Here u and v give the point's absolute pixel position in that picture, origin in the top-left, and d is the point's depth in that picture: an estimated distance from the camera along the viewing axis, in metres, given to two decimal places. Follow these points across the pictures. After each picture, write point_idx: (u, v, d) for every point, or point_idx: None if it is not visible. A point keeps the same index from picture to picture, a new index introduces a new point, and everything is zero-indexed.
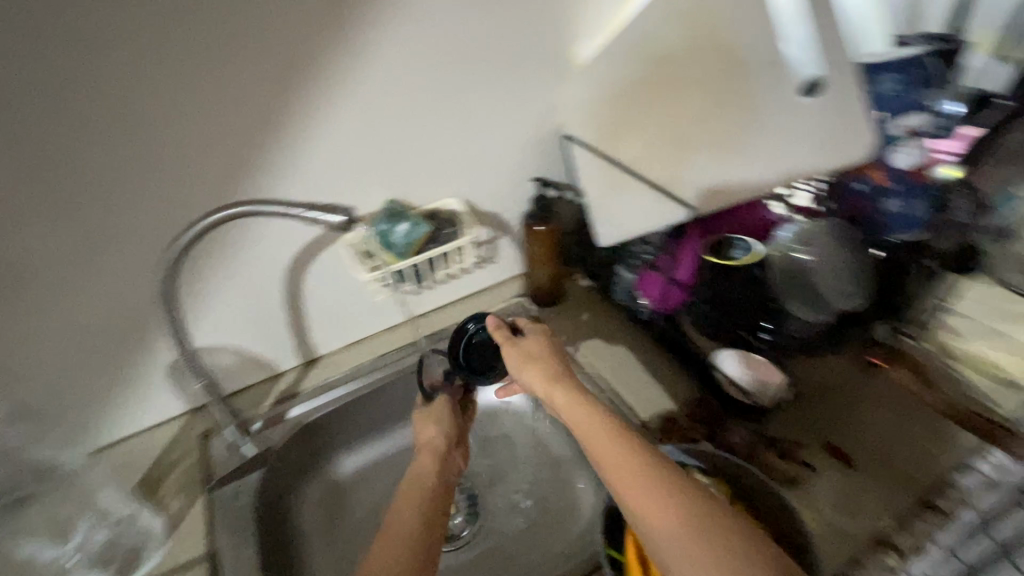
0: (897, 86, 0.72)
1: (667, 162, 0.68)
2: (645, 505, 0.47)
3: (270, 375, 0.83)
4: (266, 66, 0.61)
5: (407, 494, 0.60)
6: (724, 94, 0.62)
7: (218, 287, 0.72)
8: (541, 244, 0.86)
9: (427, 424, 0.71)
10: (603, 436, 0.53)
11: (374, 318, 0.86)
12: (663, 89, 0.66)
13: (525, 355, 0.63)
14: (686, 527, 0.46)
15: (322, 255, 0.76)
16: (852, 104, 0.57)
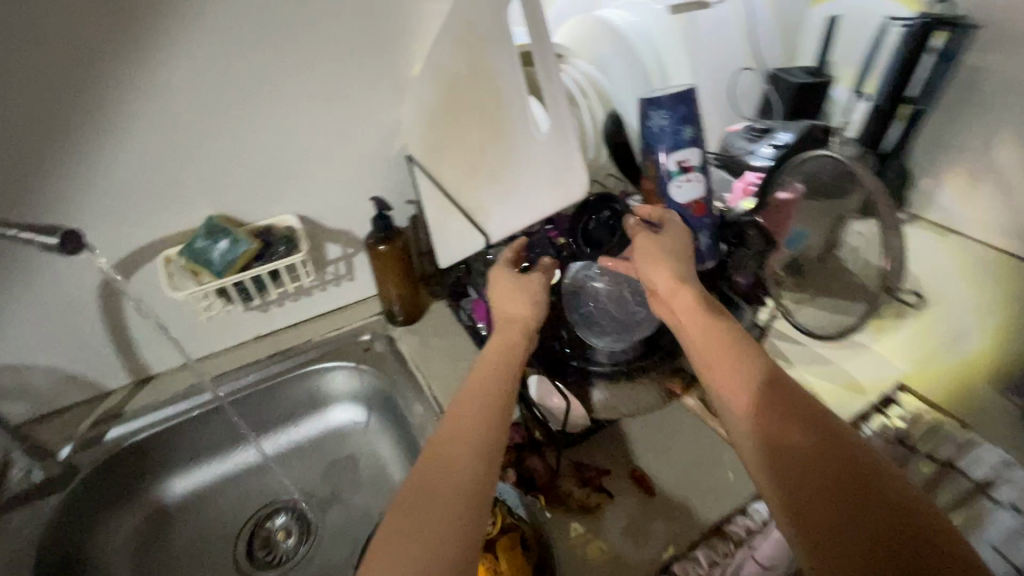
0: (670, 124, 0.59)
1: (467, 191, 0.66)
2: (773, 419, 0.45)
3: (95, 395, 0.80)
4: (39, 75, 0.57)
5: (489, 360, 0.57)
6: (491, 126, 0.60)
7: (15, 304, 0.68)
8: (389, 264, 0.85)
9: (516, 297, 0.63)
10: (712, 342, 0.51)
11: (212, 335, 0.84)
12: (456, 114, 0.64)
13: (654, 249, 0.58)
14: (806, 441, 0.42)
15: (140, 271, 0.73)
16: (567, 143, 0.53)
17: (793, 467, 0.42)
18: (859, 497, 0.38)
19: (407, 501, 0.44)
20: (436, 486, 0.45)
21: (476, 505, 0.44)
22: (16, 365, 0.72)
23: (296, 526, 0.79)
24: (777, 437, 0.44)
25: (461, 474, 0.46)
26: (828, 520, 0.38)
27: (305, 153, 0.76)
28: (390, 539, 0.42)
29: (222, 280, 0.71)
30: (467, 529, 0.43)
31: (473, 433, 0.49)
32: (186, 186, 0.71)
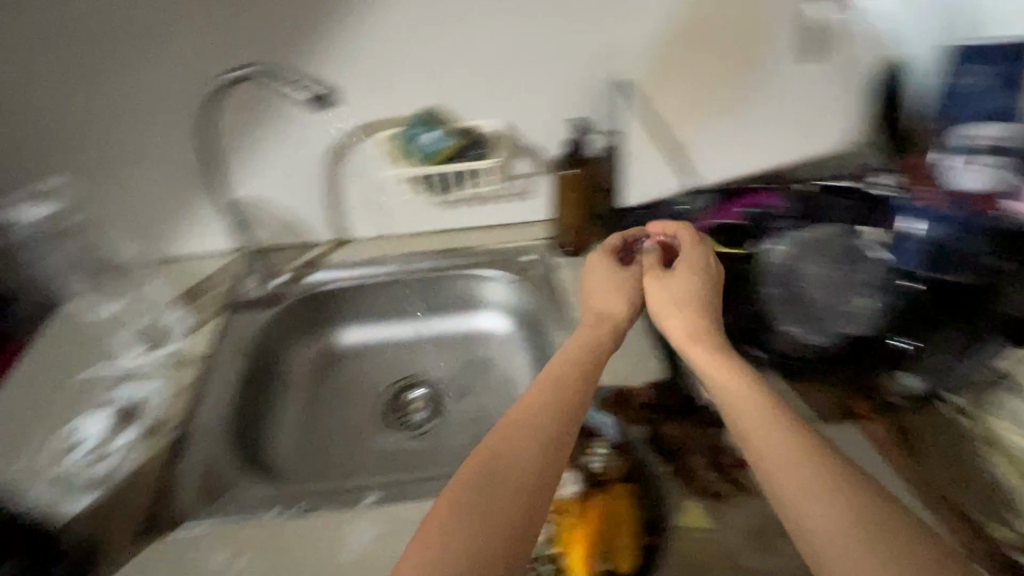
0: (981, 84, 0.69)
1: (687, 118, 0.82)
2: (782, 459, 0.45)
3: (303, 244, 0.93)
4: None
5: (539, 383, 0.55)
6: (721, 86, 0.80)
7: (270, 149, 0.82)
8: (573, 191, 0.82)
9: (609, 296, 0.64)
10: (732, 395, 0.51)
11: (402, 219, 0.93)
12: (693, 43, 0.76)
13: (668, 283, 0.62)
14: (827, 492, 0.42)
15: (361, 143, 0.82)
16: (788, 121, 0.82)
17: (810, 502, 0.42)
18: (869, 522, 0.40)
19: (462, 483, 0.46)
20: (494, 467, 0.47)
21: (539, 487, 0.47)
22: (259, 199, 0.87)
23: (430, 403, 0.87)
24: (780, 472, 0.44)
25: (519, 467, 0.47)
26: (843, 548, 0.40)
27: (525, 59, 0.76)
28: (452, 519, 0.44)
29: (427, 168, 0.79)
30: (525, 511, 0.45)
31: (535, 420, 0.51)
32: (416, 74, 0.77)
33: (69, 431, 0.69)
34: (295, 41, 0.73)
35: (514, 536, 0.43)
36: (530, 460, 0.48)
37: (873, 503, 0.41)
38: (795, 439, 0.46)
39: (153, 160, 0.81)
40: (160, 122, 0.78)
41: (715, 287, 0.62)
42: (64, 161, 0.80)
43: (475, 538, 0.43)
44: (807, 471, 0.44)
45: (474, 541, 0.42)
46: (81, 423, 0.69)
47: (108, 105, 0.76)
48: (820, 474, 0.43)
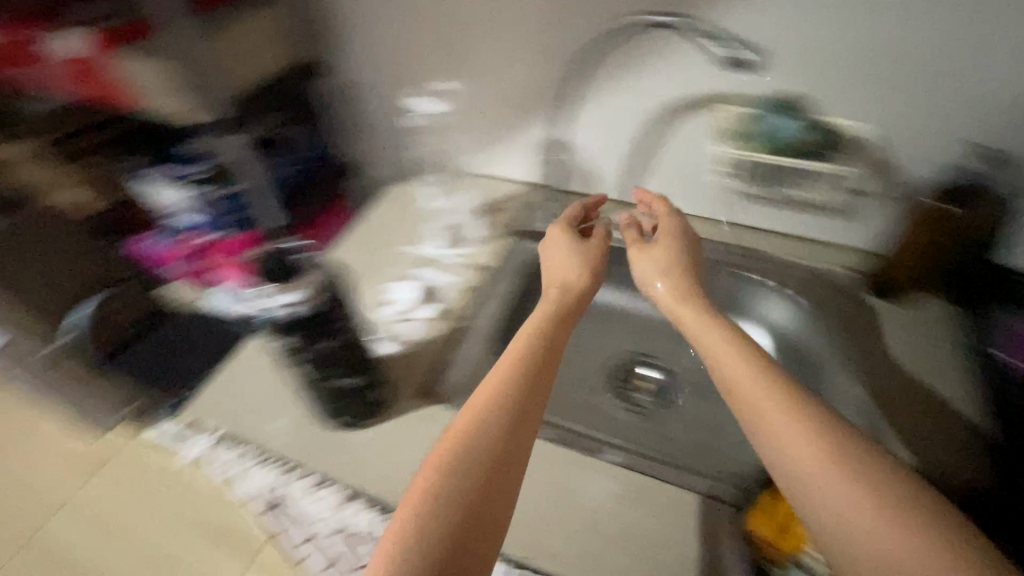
0: None
1: None
2: (758, 399, 0.45)
3: (587, 195, 0.94)
4: None
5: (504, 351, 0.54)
6: None
7: (602, 99, 0.81)
8: (928, 224, 0.69)
9: (567, 261, 0.67)
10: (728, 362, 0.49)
11: (692, 201, 0.87)
12: None
13: (654, 253, 0.65)
14: (833, 455, 0.41)
15: (696, 115, 0.77)
16: None
17: (800, 456, 0.41)
18: (858, 476, 0.39)
19: (473, 399, 0.49)
20: (493, 387, 0.49)
21: (526, 400, 0.49)
22: (568, 144, 0.88)
23: (657, 386, 0.83)
24: (744, 399, 0.46)
25: (510, 373, 0.50)
26: (841, 511, 0.38)
27: (951, 62, 0.62)
28: (461, 436, 0.46)
29: (765, 156, 0.74)
30: (512, 414, 0.48)
31: (516, 338, 0.55)
32: (802, 53, 0.67)
33: (379, 289, 0.83)
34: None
35: (499, 440, 0.46)
36: (506, 366, 0.51)
37: (861, 461, 0.40)
38: (762, 382, 0.46)
39: (497, 82, 0.85)
40: (517, 49, 0.80)
41: (692, 251, 0.67)
42: (429, 68, 0.88)
43: (472, 444, 0.45)
44: (823, 440, 0.41)
45: (468, 446, 0.45)
46: (390, 287, 0.82)
47: (480, 24, 0.80)
48: (805, 429, 0.42)
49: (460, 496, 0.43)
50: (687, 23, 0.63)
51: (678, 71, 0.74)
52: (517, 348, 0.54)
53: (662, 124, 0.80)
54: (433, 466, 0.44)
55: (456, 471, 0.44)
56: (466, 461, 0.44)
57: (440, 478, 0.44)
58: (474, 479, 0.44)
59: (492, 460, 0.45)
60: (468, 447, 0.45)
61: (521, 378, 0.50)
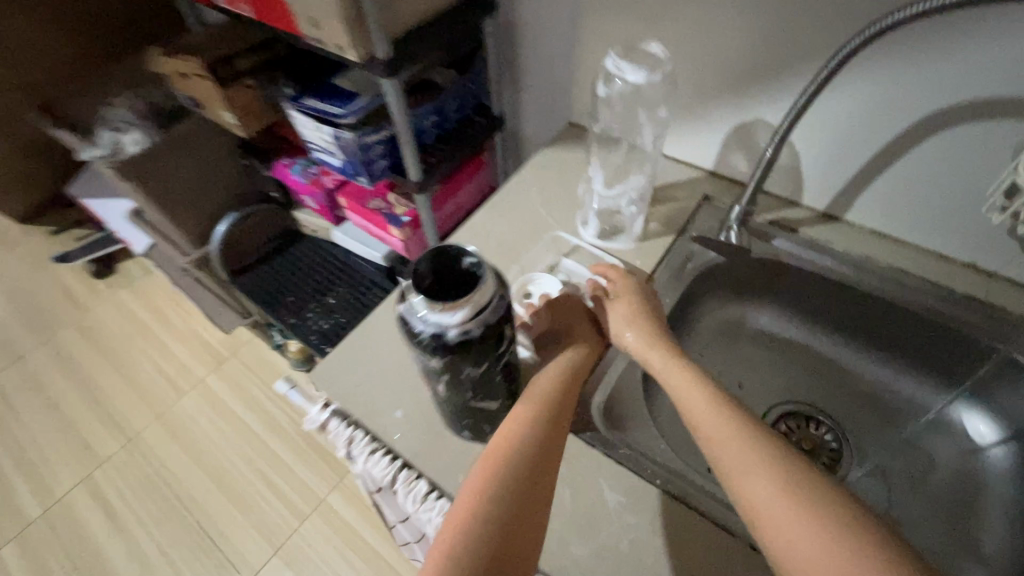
0: None
1: None
2: (738, 463, 0.46)
3: (787, 199, 0.78)
4: None
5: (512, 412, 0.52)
6: None
7: (861, 84, 0.62)
8: None
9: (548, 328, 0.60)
10: (706, 416, 0.50)
11: (939, 231, 0.68)
12: None
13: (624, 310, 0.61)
14: (802, 491, 0.43)
15: (1005, 123, 0.56)
16: None
17: (760, 493, 0.44)
18: (814, 514, 0.41)
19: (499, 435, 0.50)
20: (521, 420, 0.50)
21: (547, 433, 0.50)
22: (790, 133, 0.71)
23: (828, 450, 0.68)
24: (724, 449, 0.47)
25: (531, 410, 0.51)
26: (804, 554, 0.40)
27: None
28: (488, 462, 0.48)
29: None
30: (538, 446, 0.48)
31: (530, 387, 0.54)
32: None
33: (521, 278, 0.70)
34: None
35: (522, 471, 0.47)
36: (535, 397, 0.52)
37: (815, 489, 0.43)
38: (741, 432, 0.48)
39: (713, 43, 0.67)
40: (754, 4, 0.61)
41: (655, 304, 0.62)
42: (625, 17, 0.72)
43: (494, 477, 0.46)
44: (767, 474, 0.44)
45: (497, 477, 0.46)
46: (536, 276, 0.69)
47: None
48: (765, 464, 0.45)
49: (495, 518, 0.44)
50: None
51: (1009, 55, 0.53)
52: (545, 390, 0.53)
53: (941, 127, 0.60)
54: (472, 493, 0.45)
55: (491, 500, 0.45)
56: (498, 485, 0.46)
57: (477, 504, 0.45)
58: (507, 506, 0.45)
59: (526, 491, 0.46)
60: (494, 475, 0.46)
61: (517, 432, 0.49)
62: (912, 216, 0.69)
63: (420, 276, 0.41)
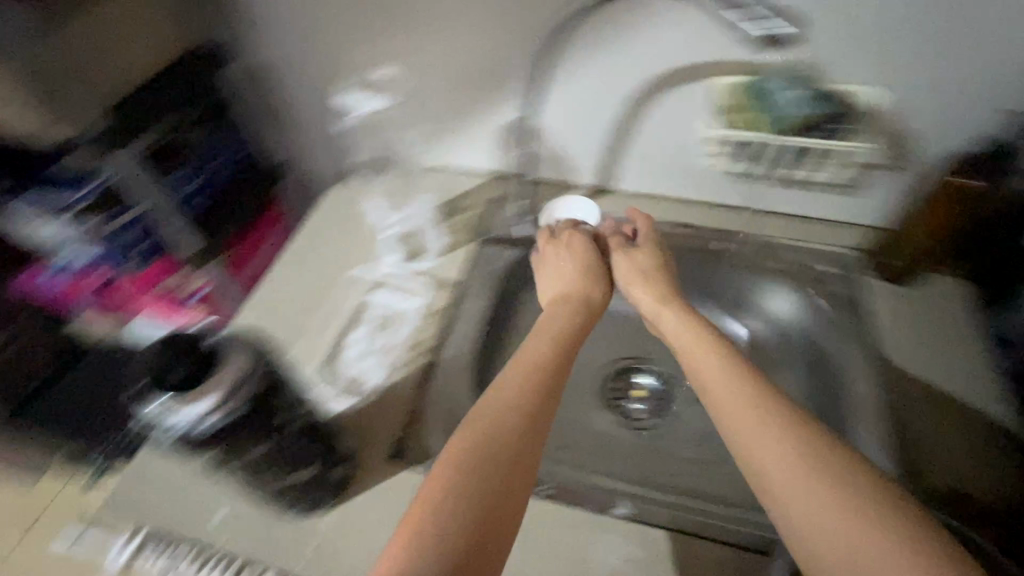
0: None
1: None
2: (741, 406, 0.43)
3: (564, 182, 0.84)
4: None
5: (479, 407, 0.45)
6: None
7: (573, 76, 0.70)
8: (940, 207, 0.61)
9: (564, 258, 0.65)
10: (710, 376, 0.47)
11: (682, 182, 0.78)
12: None
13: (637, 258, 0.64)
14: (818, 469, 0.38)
15: (686, 87, 0.67)
16: None
17: (772, 458, 0.40)
18: (838, 493, 0.37)
19: (505, 383, 0.47)
20: (527, 373, 0.48)
21: (534, 411, 0.45)
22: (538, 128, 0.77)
23: (655, 395, 0.76)
24: (721, 386, 0.45)
25: (540, 368, 0.49)
26: (816, 524, 0.36)
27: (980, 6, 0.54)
28: (476, 419, 0.44)
29: (769, 137, 0.66)
30: (523, 419, 0.44)
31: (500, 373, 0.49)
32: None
33: (335, 330, 0.69)
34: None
35: (528, 423, 0.44)
36: (539, 355, 0.51)
37: (844, 461, 0.39)
38: (749, 397, 0.44)
39: (448, 57, 0.72)
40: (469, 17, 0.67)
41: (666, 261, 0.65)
42: (365, 49, 0.74)
43: (485, 435, 0.42)
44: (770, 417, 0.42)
45: (491, 430, 0.43)
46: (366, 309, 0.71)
47: None
48: (775, 433, 0.41)
49: (470, 495, 0.39)
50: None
51: (676, 26, 0.62)
52: (523, 365, 0.49)
53: (645, 100, 0.70)
54: (411, 532, 0.37)
55: (472, 463, 0.40)
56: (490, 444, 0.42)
57: (441, 488, 0.39)
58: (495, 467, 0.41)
59: (513, 457, 0.41)
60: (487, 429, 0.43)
61: (494, 437, 0.42)
62: (656, 177, 0.78)
63: (166, 376, 0.40)
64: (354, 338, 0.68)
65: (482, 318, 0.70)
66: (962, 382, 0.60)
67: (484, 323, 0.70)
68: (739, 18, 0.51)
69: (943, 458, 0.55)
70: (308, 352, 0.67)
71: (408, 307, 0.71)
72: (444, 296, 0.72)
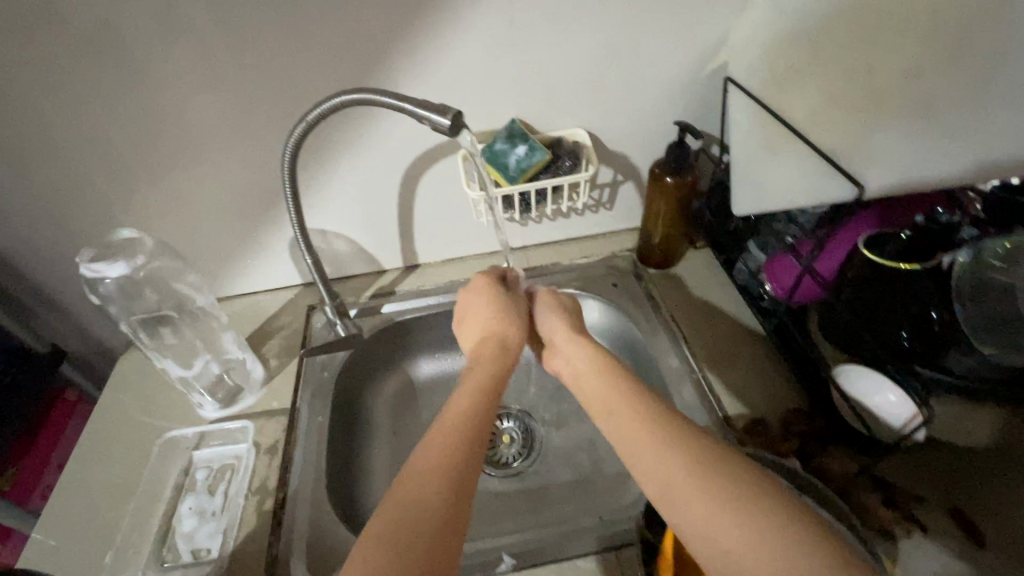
0: None
1: None
2: (653, 447, 0.43)
3: (374, 271, 0.89)
4: None
5: (414, 478, 0.44)
6: None
7: (337, 184, 0.75)
8: (662, 198, 0.77)
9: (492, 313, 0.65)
10: (631, 414, 0.47)
11: (472, 238, 0.87)
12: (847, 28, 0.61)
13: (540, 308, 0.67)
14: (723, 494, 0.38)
15: (437, 165, 0.76)
16: None
17: (684, 489, 0.40)
18: (738, 510, 0.37)
19: (435, 434, 0.48)
20: (448, 429, 0.49)
21: (463, 469, 0.45)
22: (326, 230, 0.81)
23: (520, 435, 0.80)
24: (622, 432, 0.46)
25: (462, 416, 0.50)
26: (722, 544, 0.37)
27: (625, 59, 0.69)
28: (410, 476, 0.45)
29: (512, 187, 0.70)
30: (452, 476, 0.44)
31: (432, 436, 0.48)
32: (505, 83, 0.69)
33: (160, 514, 0.61)
34: (374, 61, 0.64)
35: (458, 480, 0.44)
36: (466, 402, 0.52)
37: (749, 477, 0.39)
38: (661, 433, 0.44)
39: (213, 198, 0.73)
40: (216, 158, 0.69)
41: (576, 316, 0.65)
42: (116, 212, 0.72)
43: (418, 493, 0.43)
44: (667, 450, 0.43)
45: (415, 486, 0.44)
46: (192, 469, 0.65)
47: (158, 148, 0.67)
48: (684, 460, 0.41)
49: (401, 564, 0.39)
50: (379, 96, 0.52)
51: (409, 125, 0.71)
52: (455, 423, 0.49)
53: (409, 183, 0.77)
54: None
55: (406, 526, 0.41)
56: (424, 497, 0.43)
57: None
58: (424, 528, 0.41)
59: (442, 510, 0.42)
60: (414, 486, 0.44)
61: (426, 502, 0.42)
62: (452, 240, 0.86)
63: None
64: (186, 511, 0.61)
65: (324, 431, 0.69)
66: (727, 330, 0.74)
67: (328, 435, 0.69)
68: (413, 106, 0.50)
69: (734, 396, 0.66)
70: (132, 552, 0.58)
71: (241, 450, 0.67)
72: (278, 423, 0.69)
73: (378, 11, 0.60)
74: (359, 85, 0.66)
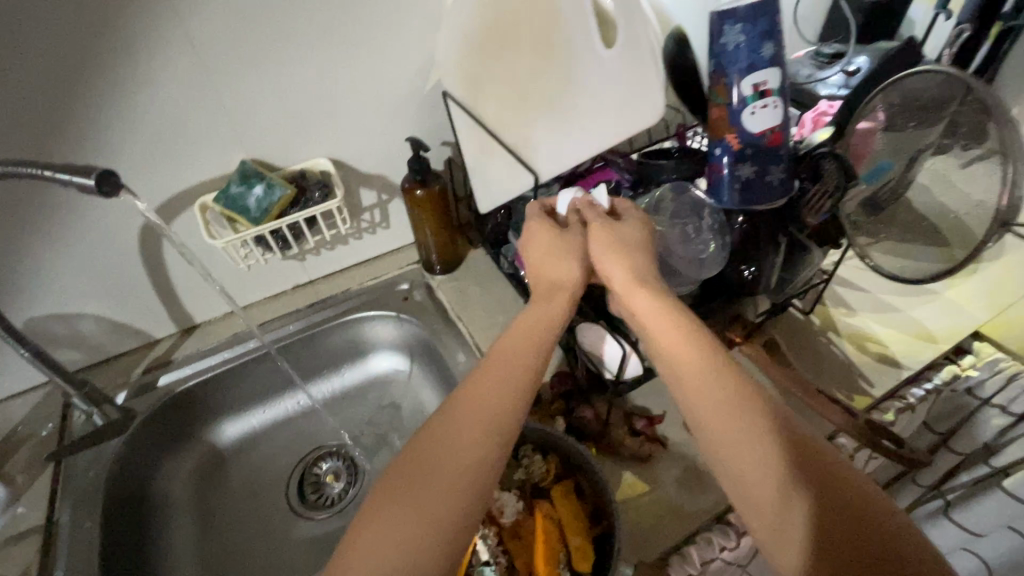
0: (745, 38, 0.56)
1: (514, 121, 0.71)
2: (749, 441, 0.41)
3: (143, 342, 0.81)
4: (70, 28, 0.55)
5: (446, 460, 0.41)
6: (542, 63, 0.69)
7: (57, 263, 0.68)
8: (421, 209, 0.81)
9: (570, 259, 0.56)
10: (726, 396, 0.43)
11: (247, 285, 0.83)
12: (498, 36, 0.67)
13: (612, 235, 0.55)
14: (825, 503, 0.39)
15: (176, 221, 0.72)
16: (636, 54, 0.69)
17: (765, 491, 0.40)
18: (822, 522, 0.38)
19: (463, 407, 0.44)
20: (478, 408, 0.44)
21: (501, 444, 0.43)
22: (62, 314, 0.72)
23: (345, 469, 0.81)
24: (718, 410, 0.43)
25: (494, 392, 0.45)
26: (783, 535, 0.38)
27: (341, 86, 0.70)
28: (440, 445, 0.42)
29: (258, 227, 0.69)
30: (488, 456, 0.42)
31: (468, 413, 0.44)
32: (219, 127, 0.68)
33: None
34: (45, 130, 0.60)
35: (490, 454, 0.42)
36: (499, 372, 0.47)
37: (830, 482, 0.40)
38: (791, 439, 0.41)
39: None
40: None
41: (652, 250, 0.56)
42: None
43: (454, 467, 0.41)
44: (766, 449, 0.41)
45: (449, 459, 0.41)
46: None
47: None
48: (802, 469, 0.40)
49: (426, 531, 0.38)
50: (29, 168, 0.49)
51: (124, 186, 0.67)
52: (486, 400, 0.44)
53: (148, 245, 0.72)
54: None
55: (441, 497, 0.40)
56: (461, 475, 0.41)
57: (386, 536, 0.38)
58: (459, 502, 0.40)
59: (477, 484, 0.41)
60: (450, 458, 0.41)
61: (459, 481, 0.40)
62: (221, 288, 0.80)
63: None
64: None
65: (95, 539, 0.62)
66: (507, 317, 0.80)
67: (99, 543, 0.62)
68: (52, 172, 0.49)
69: None
70: None
71: None
72: (31, 546, 0.61)
73: (36, 77, 0.56)
74: (37, 157, 0.61)
